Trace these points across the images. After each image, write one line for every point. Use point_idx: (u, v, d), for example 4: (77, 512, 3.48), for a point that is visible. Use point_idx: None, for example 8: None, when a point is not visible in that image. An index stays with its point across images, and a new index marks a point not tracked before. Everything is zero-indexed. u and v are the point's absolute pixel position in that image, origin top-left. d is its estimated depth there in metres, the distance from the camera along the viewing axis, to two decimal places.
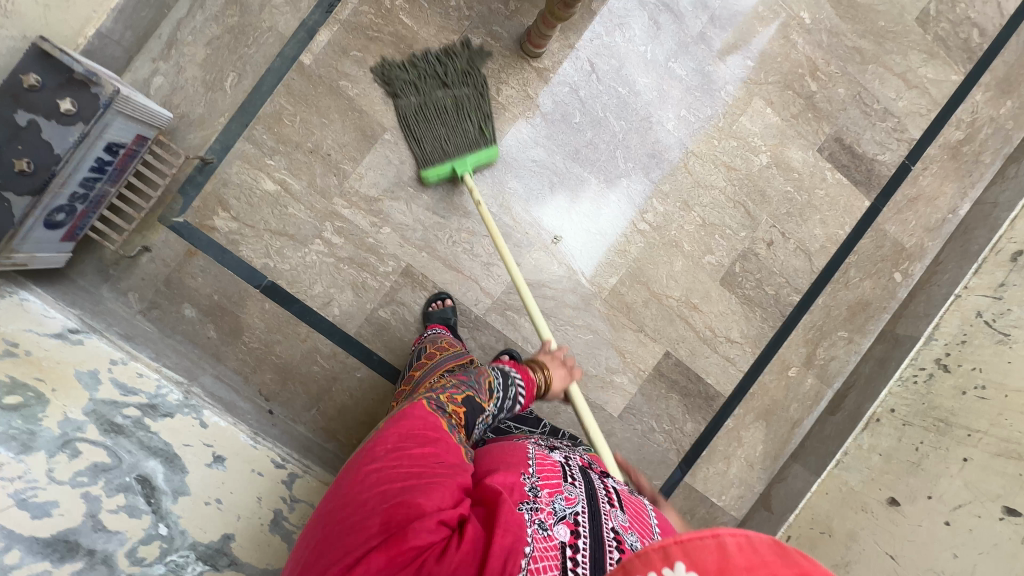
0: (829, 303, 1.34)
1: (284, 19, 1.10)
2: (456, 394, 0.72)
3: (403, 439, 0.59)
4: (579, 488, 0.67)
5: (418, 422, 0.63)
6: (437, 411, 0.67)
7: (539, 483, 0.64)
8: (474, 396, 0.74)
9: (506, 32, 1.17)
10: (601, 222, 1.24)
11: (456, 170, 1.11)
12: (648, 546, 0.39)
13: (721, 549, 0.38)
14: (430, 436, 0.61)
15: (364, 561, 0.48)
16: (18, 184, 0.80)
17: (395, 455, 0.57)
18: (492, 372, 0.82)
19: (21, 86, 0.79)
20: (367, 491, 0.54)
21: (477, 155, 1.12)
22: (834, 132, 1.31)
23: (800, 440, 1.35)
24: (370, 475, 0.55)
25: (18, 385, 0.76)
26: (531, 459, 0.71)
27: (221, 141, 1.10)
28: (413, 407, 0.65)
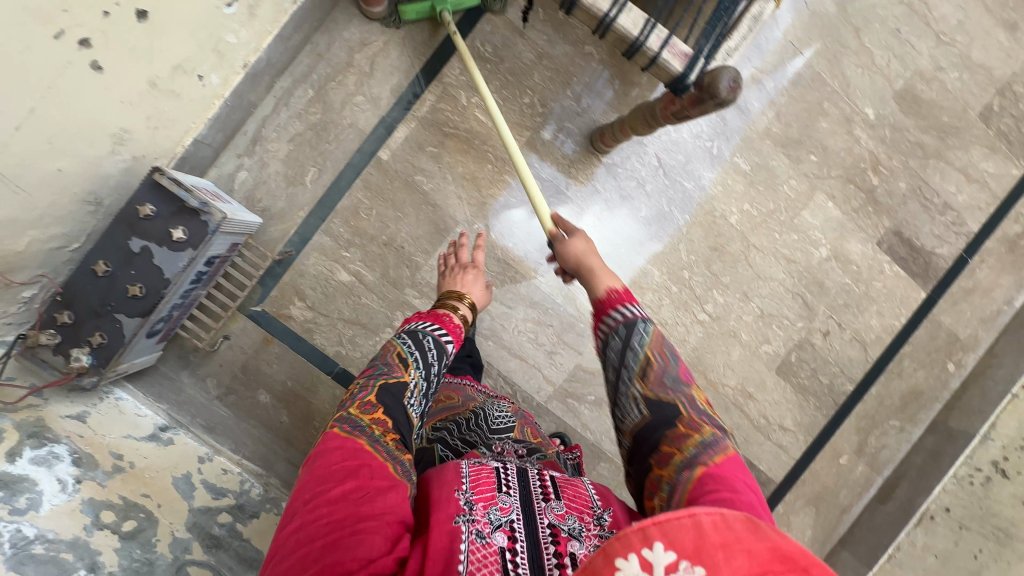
0: (882, 392, 1.35)
1: (364, 116, 1.13)
2: (366, 396, 0.63)
3: (320, 484, 0.52)
4: (517, 490, 0.58)
5: (332, 454, 0.55)
6: (354, 432, 0.58)
7: (473, 494, 0.56)
8: (389, 379, 0.66)
9: (576, 128, 1.21)
10: (622, 265, 1.25)
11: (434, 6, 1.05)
12: (628, 529, 0.40)
13: (697, 527, 0.40)
14: (350, 468, 0.53)
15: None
16: (130, 309, 0.84)
17: (313, 506, 0.51)
18: (400, 340, 0.73)
19: (137, 216, 0.82)
20: (288, 558, 0.48)
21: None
22: (894, 226, 1.32)
23: (848, 526, 1.35)
24: (288, 540, 0.49)
25: (132, 506, 0.80)
26: (463, 472, 0.59)
27: (300, 233, 1.13)
28: (326, 439, 0.57)
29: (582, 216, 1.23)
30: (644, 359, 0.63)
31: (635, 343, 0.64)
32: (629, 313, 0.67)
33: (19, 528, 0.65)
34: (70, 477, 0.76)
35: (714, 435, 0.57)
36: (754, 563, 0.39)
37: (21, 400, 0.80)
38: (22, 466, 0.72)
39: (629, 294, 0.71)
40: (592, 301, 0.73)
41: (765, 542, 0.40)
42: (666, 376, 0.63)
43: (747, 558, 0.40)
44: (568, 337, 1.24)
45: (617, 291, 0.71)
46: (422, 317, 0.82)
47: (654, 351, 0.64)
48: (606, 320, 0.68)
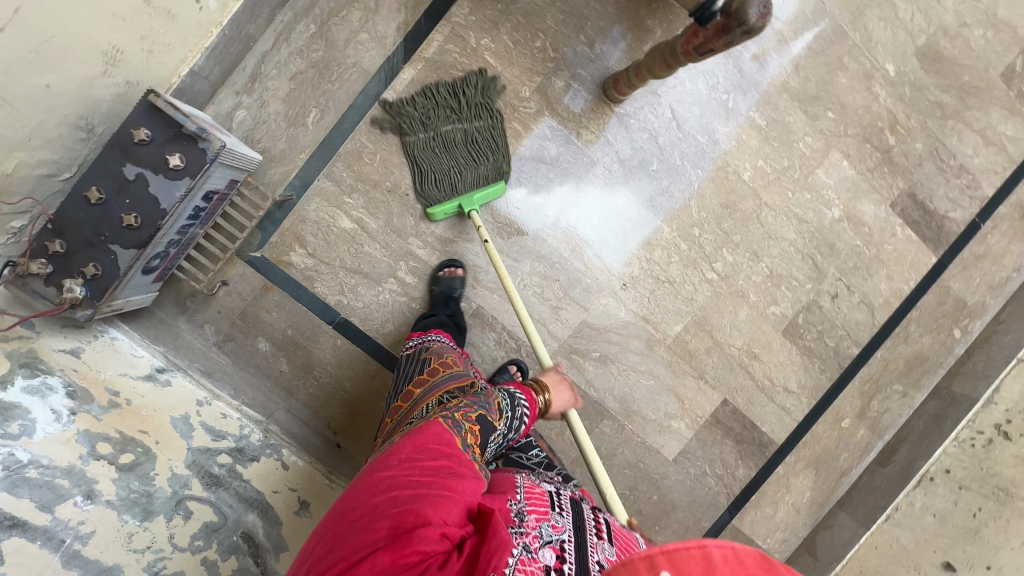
0: (887, 356, 1.35)
1: (369, 56, 1.09)
2: (469, 413, 0.71)
3: (417, 451, 0.58)
4: (568, 516, 0.63)
5: (431, 436, 0.62)
6: (452, 430, 0.65)
7: (525, 506, 0.61)
8: (485, 416, 0.72)
9: (589, 75, 1.17)
10: (627, 235, 1.22)
11: (462, 206, 1.09)
12: (635, 556, 0.42)
13: (705, 559, 0.42)
14: (444, 451, 0.60)
15: (369, 559, 0.47)
16: (125, 239, 0.80)
17: (408, 463, 0.56)
18: (499, 392, 0.79)
19: (131, 141, 0.78)
20: (378, 495, 0.53)
21: (485, 191, 1.10)
22: (908, 188, 1.30)
23: (846, 489, 1.36)
24: (381, 480, 0.55)
25: (128, 440, 0.77)
26: (520, 485, 0.66)
27: (301, 177, 1.09)
28: (428, 424, 0.64)
29: (584, 193, 1.20)
30: None
31: None
32: None
33: (11, 451, 0.63)
34: (64, 408, 0.73)
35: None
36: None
37: (11, 329, 0.77)
38: (14, 393, 0.69)
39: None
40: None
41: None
42: None
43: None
44: (574, 293, 1.22)
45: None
46: (516, 384, 0.84)
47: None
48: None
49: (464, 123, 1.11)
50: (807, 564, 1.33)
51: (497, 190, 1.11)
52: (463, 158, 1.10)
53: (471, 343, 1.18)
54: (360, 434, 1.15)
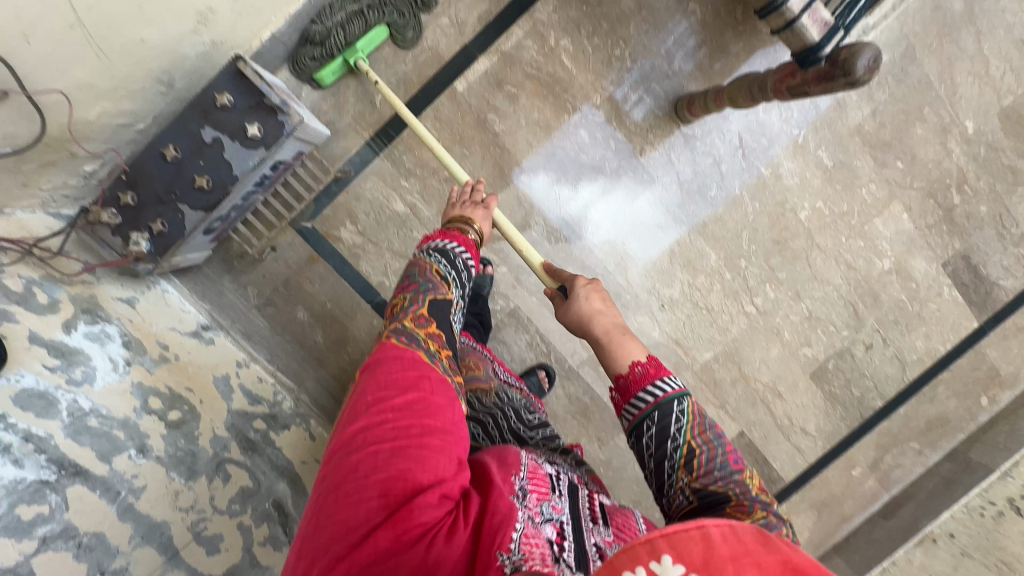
0: (909, 413, 1.34)
1: (446, 41, 1.08)
2: (419, 309, 0.64)
3: (381, 392, 0.52)
4: (566, 501, 0.57)
5: (390, 362, 0.55)
6: (411, 344, 0.58)
7: (528, 484, 0.55)
8: (435, 296, 0.67)
9: (663, 91, 1.15)
10: (667, 244, 1.21)
11: (346, 60, 1.01)
12: (636, 540, 0.35)
13: (705, 539, 0.36)
14: (411, 380, 0.54)
15: (369, 540, 0.44)
16: (193, 199, 0.81)
17: (378, 412, 0.51)
18: (435, 263, 0.73)
19: (213, 105, 0.79)
20: (358, 456, 0.48)
21: (368, 39, 1.02)
22: (963, 250, 1.27)
23: (845, 534, 1.38)
24: (356, 438, 0.49)
25: (176, 398, 0.79)
26: (523, 460, 0.59)
27: (363, 155, 1.09)
28: (382, 350, 0.57)
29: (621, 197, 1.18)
30: (686, 446, 0.57)
31: (675, 431, 0.57)
32: (663, 391, 0.59)
33: (75, 399, 0.65)
34: (120, 358, 0.76)
35: (770, 518, 0.51)
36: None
37: (76, 275, 0.79)
38: (77, 339, 0.72)
39: (659, 360, 0.63)
40: (612, 378, 0.65)
41: (774, 555, 0.36)
42: (713, 465, 0.56)
43: (757, 572, 0.34)
44: None
45: (644, 365, 0.62)
46: (441, 235, 0.80)
47: (697, 437, 0.57)
48: (628, 408, 0.60)
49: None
50: None
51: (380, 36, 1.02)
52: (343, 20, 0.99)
53: (503, 341, 1.20)
54: None
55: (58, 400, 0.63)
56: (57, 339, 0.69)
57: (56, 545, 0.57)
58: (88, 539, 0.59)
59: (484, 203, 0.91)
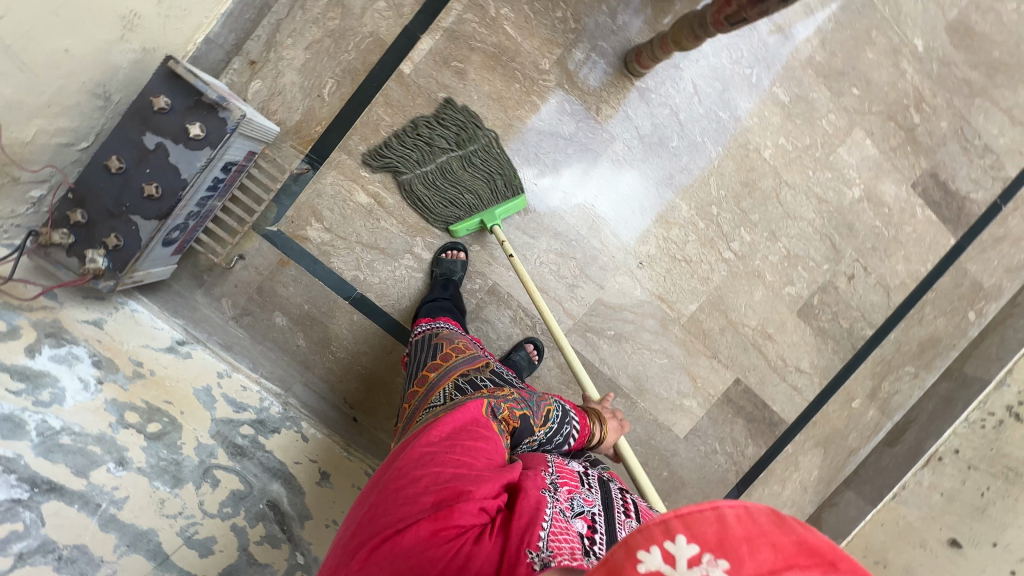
0: (900, 338, 1.34)
1: (386, 24, 1.07)
2: (513, 406, 0.71)
3: (454, 430, 0.59)
4: (596, 492, 0.65)
5: (472, 416, 0.63)
6: (490, 416, 0.66)
7: (557, 479, 0.62)
8: (529, 417, 0.72)
9: (610, 48, 1.14)
10: (637, 202, 1.20)
11: (484, 222, 1.11)
12: (649, 520, 0.37)
13: (719, 520, 0.37)
14: (478, 431, 0.61)
15: (411, 530, 0.48)
16: (146, 209, 0.80)
17: (448, 442, 0.58)
18: (551, 400, 0.80)
19: (151, 109, 0.77)
20: (420, 469, 0.54)
21: (505, 205, 1.11)
22: (930, 168, 1.28)
23: (854, 467, 1.38)
24: (422, 456, 0.55)
25: (154, 410, 0.78)
26: (549, 460, 0.68)
27: (318, 150, 1.08)
28: (472, 403, 0.65)
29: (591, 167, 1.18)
30: None
31: None
32: None
33: (44, 419, 0.66)
34: (91, 377, 0.74)
35: None
36: (779, 557, 0.35)
37: (34, 300, 0.77)
38: (41, 361, 0.70)
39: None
40: None
41: (790, 536, 0.36)
42: None
43: (772, 554, 0.35)
44: (590, 272, 1.21)
45: None
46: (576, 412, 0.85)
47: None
48: None
49: (462, 148, 1.10)
50: None
51: (519, 204, 1.12)
52: (455, 185, 1.09)
53: (487, 320, 1.19)
54: (377, 409, 1.15)
55: (25, 421, 0.64)
56: (19, 362, 0.68)
57: (34, 559, 0.61)
58: (69, 552, 0.64)
59: (619, 423, 0.95)
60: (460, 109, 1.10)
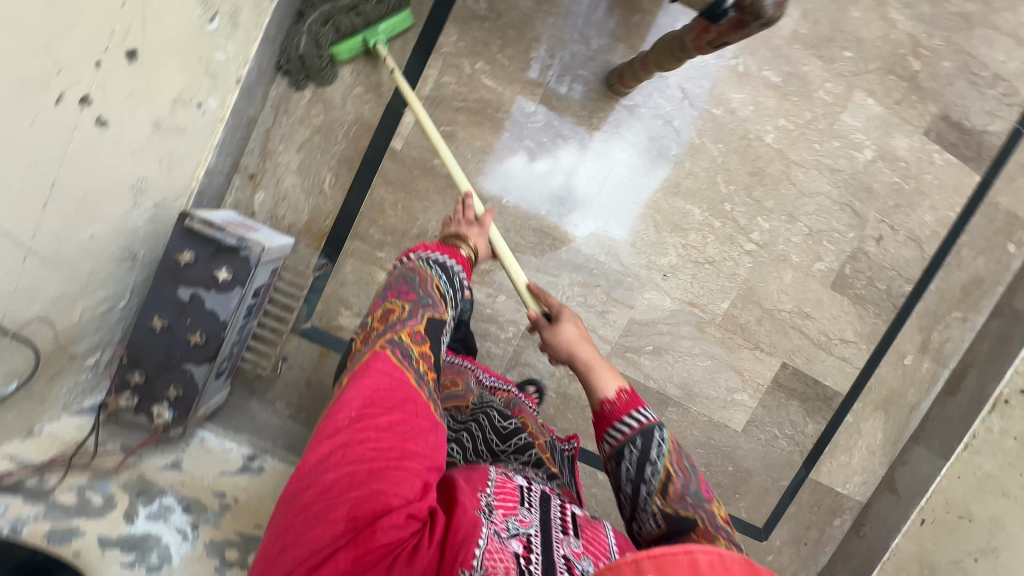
0: (941, 287, 1.32)
1: (368, 107, 1.08)
2: (416, 326, 0.64)
3: (368, 406, 0.51)
4: (537, 512, 0.58)
5: (381, 382, 0.54)
6: (404, 362, 0.58)
7: (494, 499, 0.56)
8: (434, 318, 0.67)
9: (591, 74, 1.13)
10: (647, 214, 1.20)
11: (367, 40, 1.01)
12: (620, 558, 0.35)
13: (693, 565, 0.36)
14: (398, 400, 0.53)
15: (330, 561, 0.43)
16: (195, 356, 0.84)
17: (360, 427, 0.50)
18: (433, 271, 0.74)
19: (178, 266, 0.81)
20: (333, 473, 0.47)
21: (390, 22, 1.02)
22: (940, 111, 1.23)
23: (918, 423, 1.38)
24: (334, 454, 0.48)
25: (250, 539, 0.83)
26: (490, 478, 0.60)
27: (332, 242, 1.11)
28: (377, 361, 0.56)
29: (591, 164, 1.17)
30: (664, 473, 0.59)
31: (654, 457, 0.60)
32: (642, 420, 0.62)
33: None
34: (186, 524, 0.79)
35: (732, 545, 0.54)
36: None
37: (119, 464, 0.83)
38: (141, 524, 0.75)
39: (632, 394, 0.65)
40: (597, 403, 0.67)
41: None
42: (688, 492, 0.58)
43: None
44: (617, 294, 1.22)
45: (620, 398, 0.65)
46: (439, 248, 0.81)
47: (674, 464, 0.60)
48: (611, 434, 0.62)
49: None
50: (889, 502, 1.36)
51: (404, 20, 1.03)
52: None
53: (527, 363, 1.21)
54: None
55: None
56: (123, 532, 0.73)
57: None
58: None
59: (478, 221, 0.92)
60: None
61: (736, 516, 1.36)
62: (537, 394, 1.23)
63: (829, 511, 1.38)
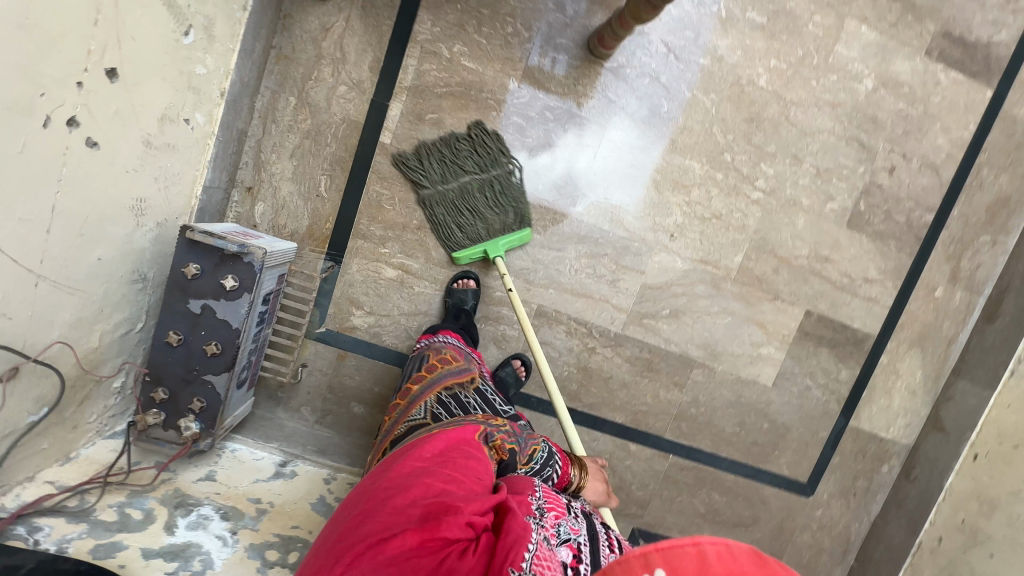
0: (965, 212, 1.26)
1: (353, 105, 1.08)
2: (505, 442, 0.71)
3: (449, 449, 0.59)
4: (583, 522, 0.63)
5: (466, 439, 0.62)
6: (484, 446, 0.66)
7: (544, 505, 0.60)
8: (516, 453, 0.72)
9: (571, 42, 1.11)
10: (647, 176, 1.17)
11: (486, 251, 1.11)
12: (627, 553, 0.33)
13: (700, 558, 0.32)
14: (472, 455, 0.60)
15: (397, 539, 0.45)
16: (213, 366, 0.85)
17: (441, 457, 0.56)
18: (541, 442, 0.79)
19: (185, 279, 0.82)
20: (412, 479, 0.52)
21: (509, 238, 1.12)
22: (940, 28, 1.18)
23: (958, 356, 1.32)
24: (416, 467, 0.54)
25: (289, 539, 0.84)
26: (535, 483, 0.64)
27: (336, 245, 1.11)
28: (472, 431, 0.66)
29: (588, 143, 1.15)
30: None
31: None
32: None
33: None
34: (226, 531, 0.80)
35: None
36: None
37: (155, 479, 0.85)
38: (182, 534, 0.77)
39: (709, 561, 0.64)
40: None
41: None
42: None
43: None
44: (626, 262, 1.20)
45: None
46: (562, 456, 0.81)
47: None
48: None
49: (486, 172, 1.11)
50: (938, 442, 1.31)
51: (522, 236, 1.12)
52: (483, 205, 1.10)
53: (544, 342, 1.20)
54: None
55: None
56: (164, 543, 0.74)
57: None
58: None
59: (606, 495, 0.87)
60: (490, 133, 1.11)
61: (778, 474, 1.33)
62: (557, 372, 1.22)
63: (875, 458, 1.34)
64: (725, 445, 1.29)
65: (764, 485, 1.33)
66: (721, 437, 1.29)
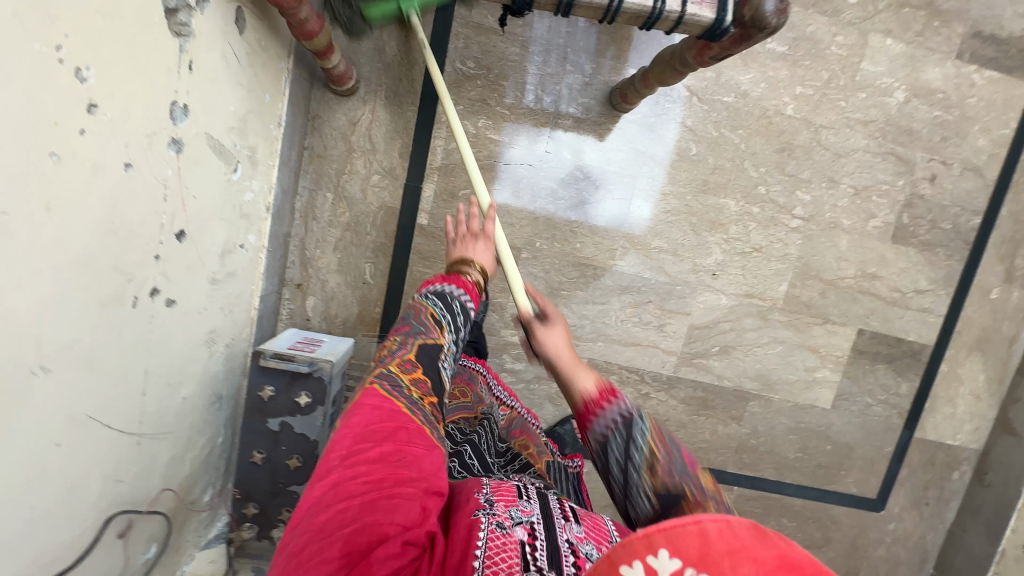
0: (1014, 210, 1.23)
1: (387, 192, 1.10)
2: (406, 354, 0.61)
3: (358, 442, 0.49)
4: (537, 503, 0.56)
5: (370, 417, 0.51)
6: (394, 391, 0.55)
7: (492, 495, 0.54)
8: (427, 346, 0.63)
9: (593, 100, 1.12)
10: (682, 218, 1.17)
11: (400, 6, 0.85)
12: (630, 535, 0.35)
13: (702, 534, 0.35)
14: (389, 429, 0.50)
15: None
16: (297, 477, 0.89)
17: (351, 464, 0.47)
18: (429, 301, 0.70)
19: (262, 400, 0.86)
20: (325, 514, 0.44)
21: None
22: (969, 29, 1.15)
23: (1021, 355, 1.29)
24: (325, 495, 0.45)
25: None
26: (485, 482, 0.58)
27: (387, 327, 1.14)
28: (366, 395, 0.54)
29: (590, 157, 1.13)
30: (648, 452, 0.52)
31: (637, 437, 0.53)
32: (623, 412, 0.55)
33: None
34: None
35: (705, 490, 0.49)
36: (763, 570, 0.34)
37: None
38: None
39: (611, 387, 0.57)
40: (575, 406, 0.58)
41: (772, 552, 0.35)
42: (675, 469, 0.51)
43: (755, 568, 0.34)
44: (671, 305, 1.20)
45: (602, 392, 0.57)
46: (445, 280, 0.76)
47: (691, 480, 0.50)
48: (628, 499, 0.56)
49: None
50: (1010, 445, 1.28)
51: None
52: None
53: None
54: None
55: None
56: None
57: None
58: None
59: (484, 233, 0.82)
60: None
61: (846, 493, 1.32)
62: None
63: (944, 466, 1.32)
64: (789, 472, 1.29)
65: (833, 506, 1.32)
66: (785, 464, 1.29)
